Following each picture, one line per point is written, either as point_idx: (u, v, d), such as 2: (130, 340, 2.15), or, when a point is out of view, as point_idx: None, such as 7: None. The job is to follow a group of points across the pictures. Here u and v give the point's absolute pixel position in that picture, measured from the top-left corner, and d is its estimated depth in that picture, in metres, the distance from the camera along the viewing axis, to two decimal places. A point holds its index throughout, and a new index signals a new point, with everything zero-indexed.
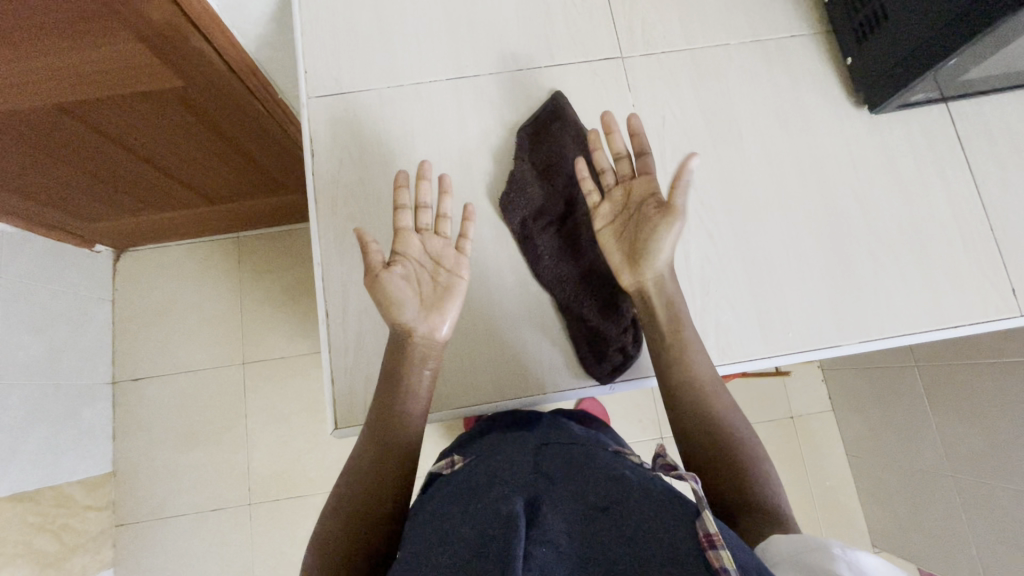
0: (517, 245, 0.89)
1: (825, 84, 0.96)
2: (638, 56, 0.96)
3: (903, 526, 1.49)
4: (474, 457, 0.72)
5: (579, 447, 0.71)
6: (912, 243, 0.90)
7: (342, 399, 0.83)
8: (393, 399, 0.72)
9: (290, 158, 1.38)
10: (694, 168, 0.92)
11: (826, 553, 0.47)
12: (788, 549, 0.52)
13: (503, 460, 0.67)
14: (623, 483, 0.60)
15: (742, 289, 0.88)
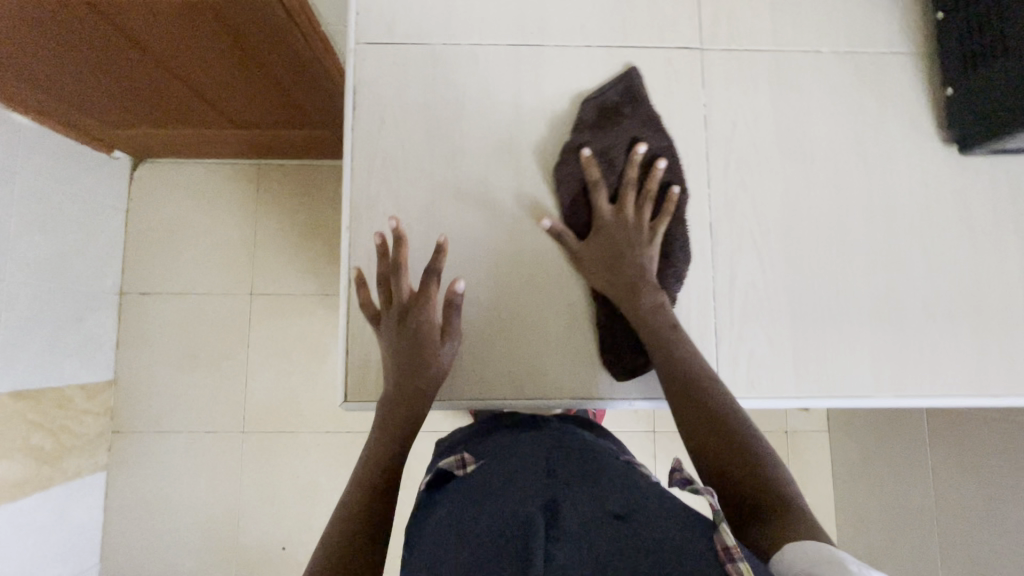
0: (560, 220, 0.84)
1: (916, 114, 0.88)
2: (719, 51, 0.87)
3: (878, 557, 1.50)
4: (485, 455, 0.70)
5: (596, 451, 0.69)
6: (970, 301, 0.85)
7: (353, 372, 0.81)
8: (395, 434, 0.74)
9: (324, 95, 1.31)
10: (756, 184, 0.86)
11: (853, 573, 0.46)
12: (804, 557, 0.51)
13: (513, 459, 0.66)
14: (642, 495, 0.58)
15: (783, 323, 0.83)
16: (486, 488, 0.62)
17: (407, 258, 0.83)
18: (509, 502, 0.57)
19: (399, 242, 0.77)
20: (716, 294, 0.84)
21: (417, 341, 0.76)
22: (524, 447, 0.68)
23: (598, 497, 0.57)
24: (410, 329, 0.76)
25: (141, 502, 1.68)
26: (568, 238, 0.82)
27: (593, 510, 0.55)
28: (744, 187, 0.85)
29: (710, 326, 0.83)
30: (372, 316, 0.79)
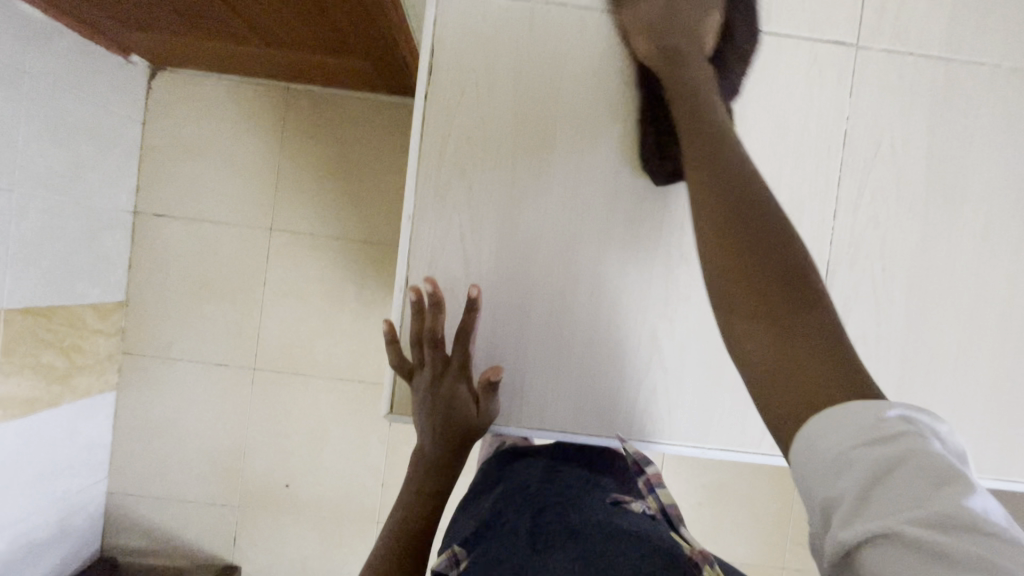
0: None
1: None
2: (878, 50, 0.71)
3: None
4: (470, 535, 0.74)
5: (577, 503, 0.73)
6: None
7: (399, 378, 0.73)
8: (422, 503, 0.72)
9: (375, 27, 1.13)
10: (889, 221, 0.72)
11: (946, 473, 0.34)
12: (854, 433, 0.37)
13: (497, 528, 0.72)
14: (612, 542, 0.62)
15: (888, 385, 0.73)
16: (476, 557, 0.68)
17: (474, 258, 0.71)
18: (507, 549, 0.66)
19: (437, 304, 0.67)
20: None
21: (453, 408, 0.69)
22: (507, 508, 0.74)
23: (566, 557, 0.62)
24: (444, 398, 0.69)
25: (150, 427, 1.66)
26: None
27: (560, 567, 0.60)
28: (875, 222, 0.72)
29: None
30: (405, 374, 0.70)
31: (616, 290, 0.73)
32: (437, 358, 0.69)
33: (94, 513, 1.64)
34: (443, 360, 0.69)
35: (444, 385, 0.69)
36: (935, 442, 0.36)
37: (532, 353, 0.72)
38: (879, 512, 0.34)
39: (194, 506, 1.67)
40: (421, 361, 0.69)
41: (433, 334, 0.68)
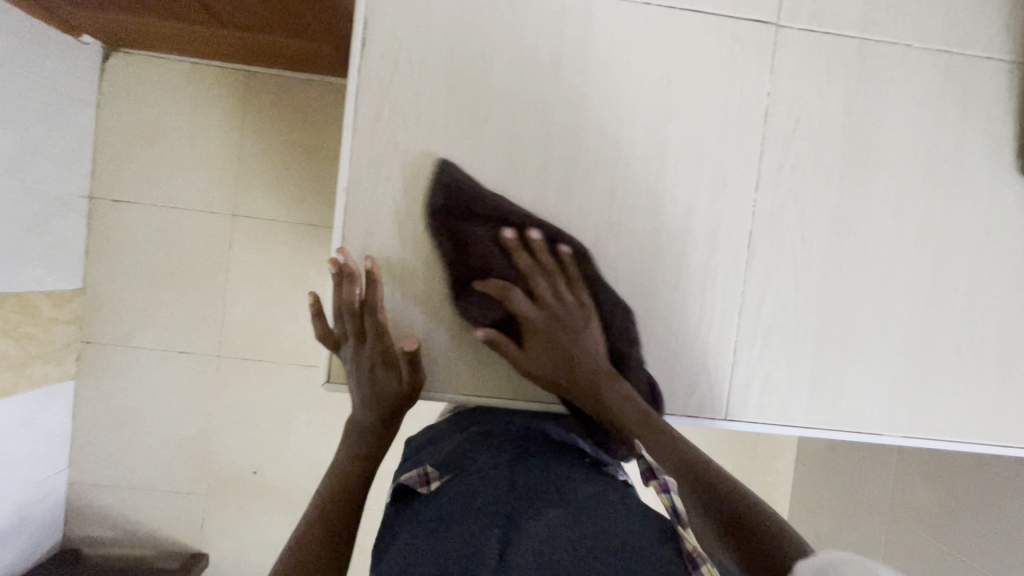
0: None
1: (999, 135, 0.78)
2: (797, 30, 0.75)
3: None
4: (447, 473, 0.77)
5: (559, 462, 0.76)
6: (1004, 348, 0.80)
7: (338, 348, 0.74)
8: (357, 467, 0.73)
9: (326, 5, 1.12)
10: (809, 194, 0.76)
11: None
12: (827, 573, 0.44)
13: (477, 475, 0.74)
14: (601, 509, 0.66)
15: (807, 348, 0.77)
16: (455, 502, 0.71)
17: (410, 231, 0.73)
18: (493, 493, 0.71)
19: (348, 277, 0.69)
20: (743, 310, 0.77)
21: (378, 375, 0.71)
22: (487, 459, 0.77)
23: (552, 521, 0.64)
24: (368, 366, 0.71)
25: (111, 415, 1.64)
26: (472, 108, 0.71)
27: (549, 531, 0.63)
28: (794, 195, 0.76)
29: (732, 343, 0.77)
30: (331, 346, 0.72)
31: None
32: (356, 330, 0.71)
33: (55, 504, 1.62)
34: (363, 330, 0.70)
35: (368, 355, 0.71)
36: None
37: (460, 320, 0.74)
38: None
39: (159, 493, 1.66)
40: (345, 333, 0.71)
41: (352, 304, 0.70)
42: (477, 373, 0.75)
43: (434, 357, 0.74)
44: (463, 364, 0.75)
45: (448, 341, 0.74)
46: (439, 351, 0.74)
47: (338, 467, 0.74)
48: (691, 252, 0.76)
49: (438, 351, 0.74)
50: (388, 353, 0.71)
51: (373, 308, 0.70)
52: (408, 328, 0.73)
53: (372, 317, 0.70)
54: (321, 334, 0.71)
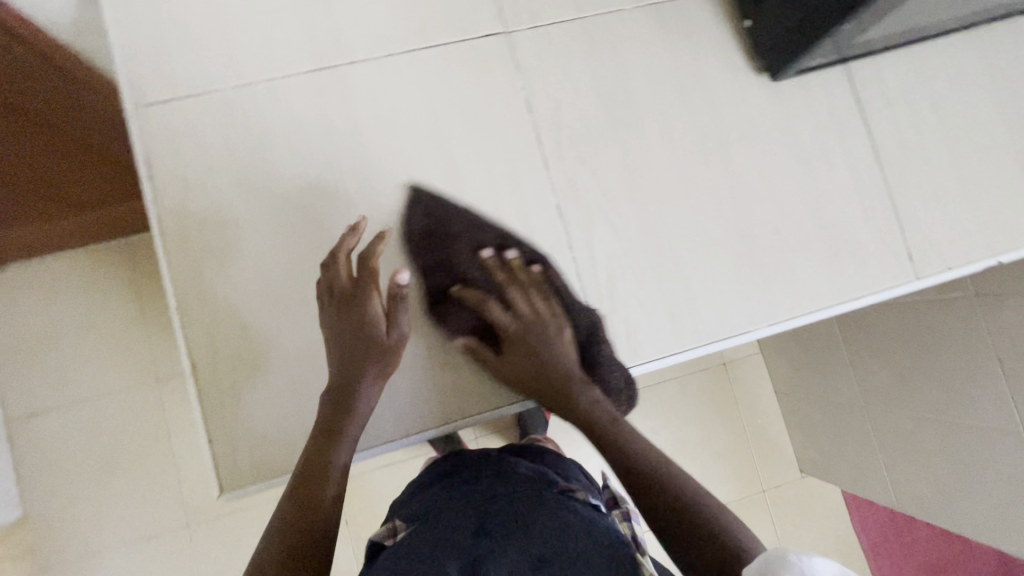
0: None
1: (726, 48, 0.88)
2: (524, 30, 0.85)
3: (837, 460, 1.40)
4: (410, 521, 0.72)
5: (527, 489, 0.71)
6: (815, 217, 0.88)
7: (239, 430, 0.75)
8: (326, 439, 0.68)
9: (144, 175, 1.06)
10: (594, 155, 0.84)
11: None
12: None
13: (443, 516, 0.69)
14: (567, 535, 0.64)
15: (650, 285, 0.83)
16: (410, 550, 0.65)
17: (252, 323, 0.77)
18: (457, 531, 0.66)
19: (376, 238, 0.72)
20: (580, 273, 0.82)
21: (348, 331, 0.71)
22: (453, 502, 0.71)
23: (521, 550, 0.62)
24: (352, 321, 0.71)
25: None
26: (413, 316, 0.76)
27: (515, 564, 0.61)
28: (581, 161, 0.84)
29: (583, 304, 0.82)
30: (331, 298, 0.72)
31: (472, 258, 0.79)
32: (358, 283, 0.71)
33: None
34: (364, 282, 0.71)
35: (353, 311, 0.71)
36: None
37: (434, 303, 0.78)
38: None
39: None
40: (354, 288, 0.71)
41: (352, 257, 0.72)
42: (530, 367, 0.76)
43: (511, 335, 0.76)
44: (546, 351, 0.76)
45: (540, 327, 0.76)
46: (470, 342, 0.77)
47: (317, 431, 0.69)
48: (514, 244, 0.82)
49: (521, 330, 0.76)
50: (374, 305, 0.71)
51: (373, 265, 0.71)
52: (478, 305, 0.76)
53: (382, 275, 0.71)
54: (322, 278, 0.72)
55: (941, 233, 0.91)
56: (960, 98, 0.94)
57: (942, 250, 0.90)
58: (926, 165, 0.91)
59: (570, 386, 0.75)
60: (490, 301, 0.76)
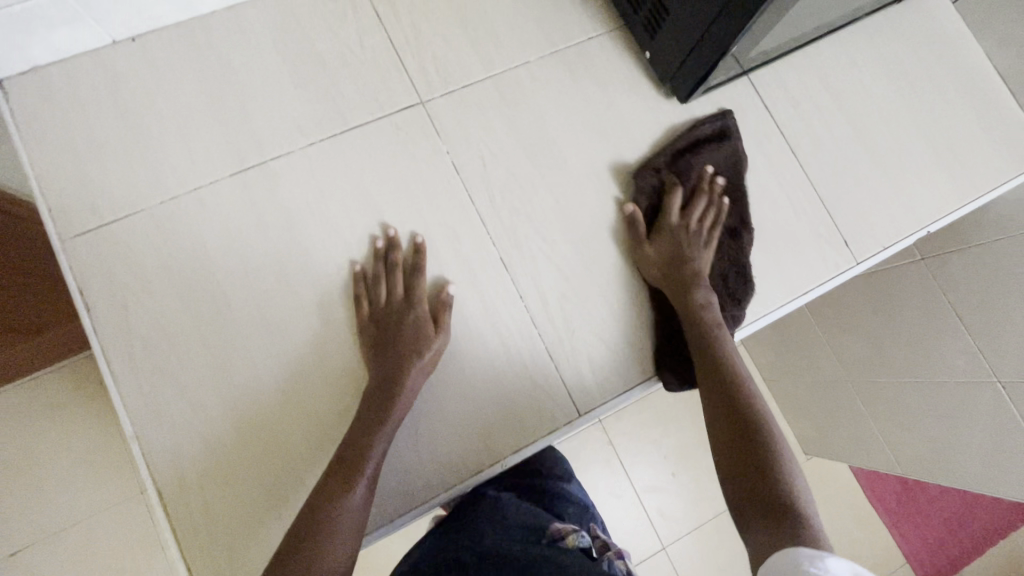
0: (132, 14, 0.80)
1: (635, 81, 0.93)
2: (439, 98, 0.88)
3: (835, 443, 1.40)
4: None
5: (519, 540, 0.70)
6: (749, 224, 0.92)
7: (218, 551, 0.72)
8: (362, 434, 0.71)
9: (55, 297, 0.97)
10: (529, 203, 0.87)
11: None
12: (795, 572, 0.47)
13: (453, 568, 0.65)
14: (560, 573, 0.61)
15: (606, 320, 0.85)
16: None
17: (215, 436, 0.74)
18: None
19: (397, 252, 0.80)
20: (536, 321, 0.83)
21: (386, 342, 0.76)
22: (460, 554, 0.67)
23: None
24: (393, 319, 0.77)
25: None
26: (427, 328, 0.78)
27: None
28: (517, 212, 0.86)
29: (545, 351, 0.82)
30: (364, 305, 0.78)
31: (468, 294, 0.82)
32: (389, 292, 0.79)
33: None
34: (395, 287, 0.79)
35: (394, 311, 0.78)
36: None
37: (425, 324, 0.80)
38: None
39: None
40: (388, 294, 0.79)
41: (373, 281, 0.79)
42: (678, 255, 0.83)
43: (675, 229, 0.85)
44: (696, 246, 0.85)
45: (694, 224, 0.86)
46: (665, 232, 0.85)
47: (362, 419, 0.72)
48: (467, 305, 0.82)
49: (692, 227, 0.86)
50: (416, 310, 0.78)
51: (416, 283, 0.79)
52: (671, 201, 0.86)
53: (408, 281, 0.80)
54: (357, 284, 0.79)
55: (870, 217, 0.95)
56: (864, 87, 0.98)
57: (875, 233, 0.94)
58: (844, 156, 0.96)
59: (700, 279, 0.81)
60: (677, 194, 0.86)
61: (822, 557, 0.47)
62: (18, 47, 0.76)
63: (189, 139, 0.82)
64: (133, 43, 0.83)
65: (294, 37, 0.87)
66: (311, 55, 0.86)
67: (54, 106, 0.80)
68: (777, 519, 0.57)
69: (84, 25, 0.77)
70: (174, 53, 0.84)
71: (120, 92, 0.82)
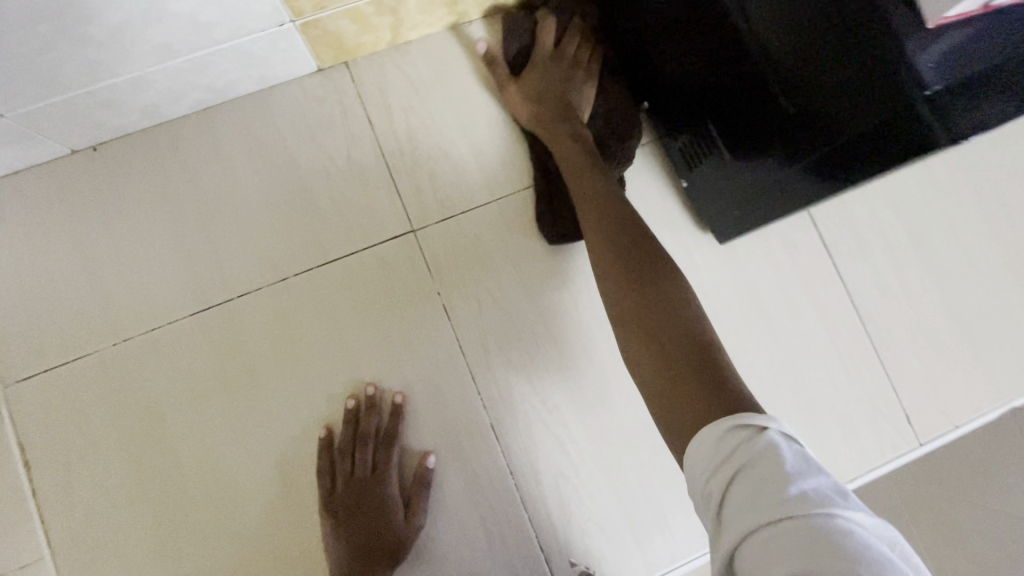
0: (82, 125, 0.69)
1: (667, 211, 0.78)
2: (433, 226, 0.76)
3: None
4: None
5: None
6: (793, 389, 0.76)
7: None
8: None
9: None
10: (528, 358, 0.74)
11: (777, 481, 0.38)
12: (720, 462, 0.42)
13: None
14: None
15: (609, 500, 0.73)
16: None
17: None
18: None
19: (375, 414, 0.70)
20: (526, 500, 0.72)
21: (367, 529, 0.68)
22: None
23: None
24: (363, 496, 0.69)
25: None
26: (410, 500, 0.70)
27: None
28: (514, 367, 0.74)
29: (534, 542, 0.71)
30: (330, 478, 0.69)
31: (455, 463, 0.72)
32: (361, 461, 0.69)
33: None
34: (367, 456, 0.70)
35: (365, 485, 0.69)
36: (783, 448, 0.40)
37: (405, 489, 0.71)
38: (745, 511, 0.38)
39: None
40: (359, 464, 0.69)
41: (342, 451, 0.69)
42: (557, 96, 0.74)
43: (548, 65, 0.74)
44: (573, 84, 0.74)
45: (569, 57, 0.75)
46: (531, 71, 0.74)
47: None
48: (449, 479, 0.71)
49: (568, 63, 0.75)
50: (392, 487, 0.70)
51: (394, 453, 0.70)
52: (545, 33, 0.74)
53: (382, 448, 0.70)
54: (323, 447, 0.70)
55: (943, 389, 0.78)
56: (951, 225, 0.81)
57: (946, 408, 0.78)
58: (917, 311, 0.79)
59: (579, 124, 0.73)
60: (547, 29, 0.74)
61: (732, 424, 0.43)
62: None
63: (148, 269, 0.72)
64: (93, 152, 0.74)
65: (272, 149, 0.76)
66: (290, 170, 0.75)
67: (3, 226, 0.72)
68: (706, 376, 0.49)
69: (32, 141, 0.68)
70: (137, 164, 0.74)
71: (75, 210, 0.73)
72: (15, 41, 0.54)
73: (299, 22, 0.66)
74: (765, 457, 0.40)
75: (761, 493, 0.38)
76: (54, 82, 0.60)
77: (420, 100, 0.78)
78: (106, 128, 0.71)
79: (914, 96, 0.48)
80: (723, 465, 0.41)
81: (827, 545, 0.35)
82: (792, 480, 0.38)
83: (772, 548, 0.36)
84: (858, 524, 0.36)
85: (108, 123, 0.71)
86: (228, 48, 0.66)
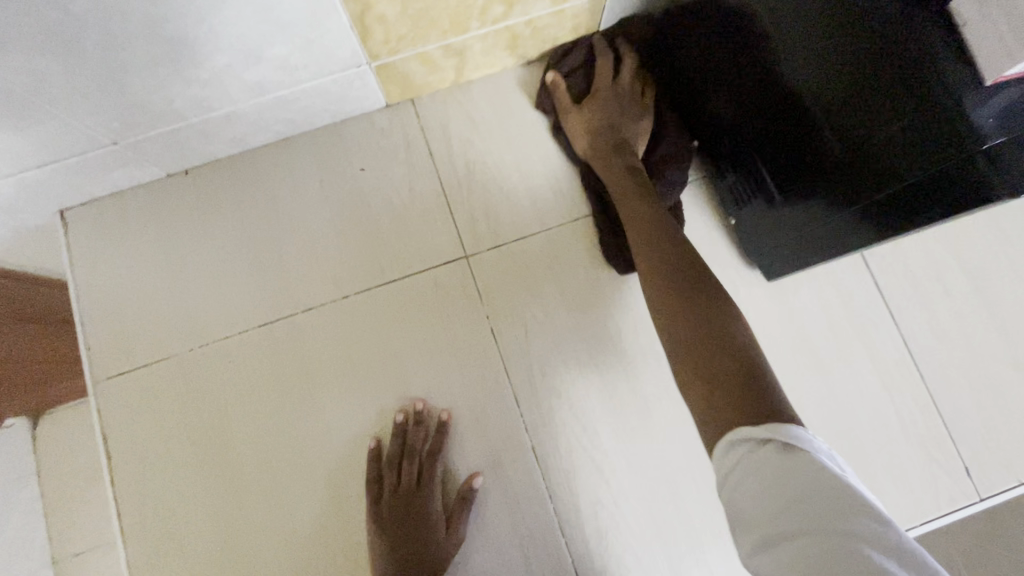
0: (180, 152, 0.77)
1: (714, 245, 0.79)
2: (486, 252, 0.80)
3: None
4: None
5: None
6: (841, 430, 0.75)
7: None
8: None
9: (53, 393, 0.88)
10: (572, 384, 0.76)
11: (787, 489, 0.40)
12: (734, 472, 0.45)
13: None
14: None
15: (646, 530, 0.73)
16: None
17: None
18: None
19: (421, 429, 0.73)
20: (562, 525, 0.73)
21: (408, 538, 0.70)
22: None
23: None
24: (408, 507, 0.71)
25: None
26: (453, 514, 0.72)
27: None
28: (558, 392, 0.76)
29: (569, 569, 0.71)
30: (377, 487, 0.72)
31: (497, 483, 0.74)
32: (407, 472, 0.72)
33: None
34: (412, 468, 0.73)
35: (409, 495, 0.72)
36: (790, 453, 0.43)
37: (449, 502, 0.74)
38: (757, 521, 0.41)
39: None
40: (404, 475, 0.72)
41: (391, 461, 0.73)
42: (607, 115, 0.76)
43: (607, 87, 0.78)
44: (630, 114, 0.77)
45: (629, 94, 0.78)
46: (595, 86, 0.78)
47: None
48: (489, 498, 0.73)
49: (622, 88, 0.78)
50: (436, 499, 0.72)
51: (439, 468, 0.73)
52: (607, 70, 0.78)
53: (428, 461, 0.73)
54: (371, 456, 0.73)
55: (1004, 441, 0.75)
56: (1014, 270, 0.78)
57: (1009, 461, 0.74)
58: (977, 357, 0.76)
59: (620, 147, 0.75)
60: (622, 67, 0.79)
61: (736, 436, 0.47)
62: (76, 187, 0.76)
63: (224, 283, 0.79)
64: (185, 175, 0.82)
65: (341, 176, 0.82)
66: (356, 196, 0.81)
67: (105, 238, 0.80)
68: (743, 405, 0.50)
69: (137, 165, 0.77)
70: (222, 188, 0.82)
71: (167, 226, 0.81)
72: (136, 84, 0.62)
73: (375, 64, 0.73)
74: (763, 467, 0.43)
75: (772, 501, 0.41)
76: (160, 116, 0.69)
77: (478, 134, 0.83)
78: (199, 155, 0.79)
79: (971, 147, 0.50)
80: (728, 473, 0.46)
81: (833, 556, 0.36)
82: (788, 482, 0.41)
83: (776, 558, 0.39)
84: (858, 528, 0.37)
85: (202, 151, 0.79)
86: (310, 87, 0.73)
